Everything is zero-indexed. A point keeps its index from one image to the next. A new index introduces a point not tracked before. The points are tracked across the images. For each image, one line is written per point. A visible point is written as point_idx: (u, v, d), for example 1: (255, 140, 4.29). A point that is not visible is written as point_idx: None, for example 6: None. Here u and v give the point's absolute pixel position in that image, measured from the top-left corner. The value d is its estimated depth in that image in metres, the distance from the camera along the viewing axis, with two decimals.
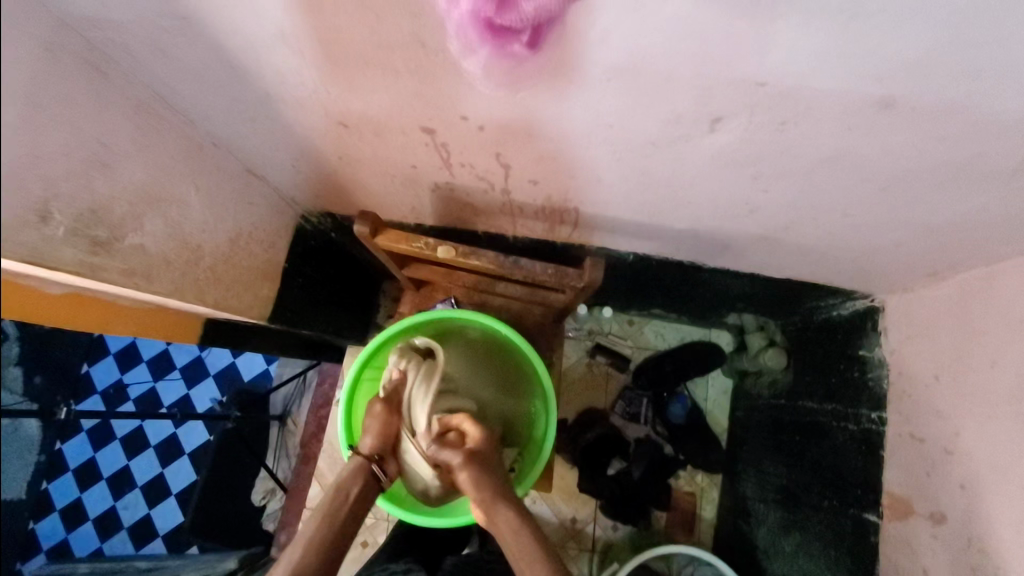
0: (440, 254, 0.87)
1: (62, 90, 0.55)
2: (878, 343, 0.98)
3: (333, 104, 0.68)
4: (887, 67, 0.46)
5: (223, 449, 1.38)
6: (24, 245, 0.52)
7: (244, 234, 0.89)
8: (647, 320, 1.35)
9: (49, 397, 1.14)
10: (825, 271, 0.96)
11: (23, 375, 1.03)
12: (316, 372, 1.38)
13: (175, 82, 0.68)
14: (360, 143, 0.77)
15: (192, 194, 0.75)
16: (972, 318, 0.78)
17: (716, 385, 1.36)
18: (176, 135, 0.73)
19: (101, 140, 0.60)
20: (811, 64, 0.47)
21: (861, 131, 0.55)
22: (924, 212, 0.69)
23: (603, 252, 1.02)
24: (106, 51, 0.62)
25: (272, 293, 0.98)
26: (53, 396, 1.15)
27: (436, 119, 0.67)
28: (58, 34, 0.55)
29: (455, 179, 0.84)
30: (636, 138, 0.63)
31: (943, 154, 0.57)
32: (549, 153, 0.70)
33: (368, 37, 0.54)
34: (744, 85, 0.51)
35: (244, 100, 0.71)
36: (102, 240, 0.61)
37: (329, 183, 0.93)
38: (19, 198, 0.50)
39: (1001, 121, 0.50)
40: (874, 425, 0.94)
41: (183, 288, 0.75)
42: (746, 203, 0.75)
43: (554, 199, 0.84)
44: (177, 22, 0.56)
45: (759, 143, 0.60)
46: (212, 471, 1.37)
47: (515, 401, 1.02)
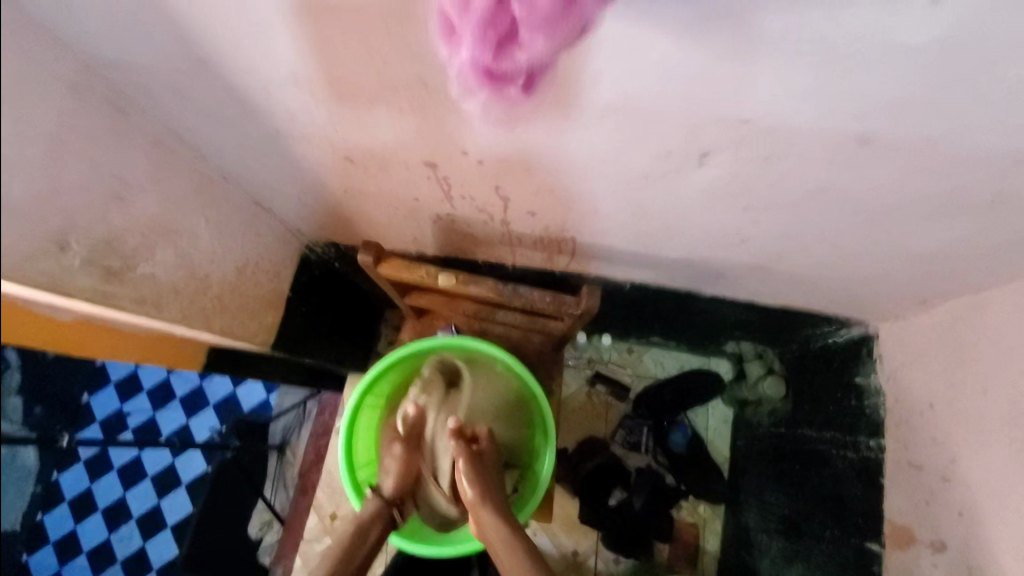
0: (441, 283, 0.89)
1: (83, 129, 0.59)
2: (873, 370, 0.99)
3: (341, 140, 0.71)
4: (859, 107, 0.49)
5: (220, 479, 1.27)
6: (42, 273, 0.54)
7: (251, 263, 0.91)
8: (647, 348, 1.34)
9: (52, 429, 0.90)
10: (819, 299, 0.98)
11: (23, 406, 0.79)
12: (315, 403, 1.39)
13: (191, 120, 0.72)
14: (366, 177, 0.81)
15: (201, 225, 0.78)
16: (962, 345, 0.80)
17: (716, 414, 1.33)
18: (189, 169, 0.76)
19: (118, 176, 0.63)
20: (788, 104, 0.50)
21: (842, 166, 0.58)
22: (910, 242, 0.71)
23: (600, 280, 1.04)
24: (127, 92, 0.66)
25: (276, 322, 1.00)
26: (58, 429, 0.91)
27: (438, 153, 0.70)
28: (81, 78, 0.60)
29: (456, 211, 0.87)
30: (630, 172, 0.66)
31: (922, 188, 0.59)
32: (547, 185, 0.73)
33: (374, 78, 0.57)
34: (727, 123, 0.54)
35: (256, 137, 0.75)
36: (114, 269, 0.63)
37: (335, 215, 0.96)
38: (39, 229, 0.53)
39: (972, 157, 0.53)
40: (873, 453, 0.94)
41: (190, 316, 0.77)
42: (739, 234, 0.78)
43: (552, 229, 0.87)
44: (195, 65, 0.60)
45: (746, 176, 0.63)
46: (208, 504, 1.24)
47: (516, 427, 1.04)
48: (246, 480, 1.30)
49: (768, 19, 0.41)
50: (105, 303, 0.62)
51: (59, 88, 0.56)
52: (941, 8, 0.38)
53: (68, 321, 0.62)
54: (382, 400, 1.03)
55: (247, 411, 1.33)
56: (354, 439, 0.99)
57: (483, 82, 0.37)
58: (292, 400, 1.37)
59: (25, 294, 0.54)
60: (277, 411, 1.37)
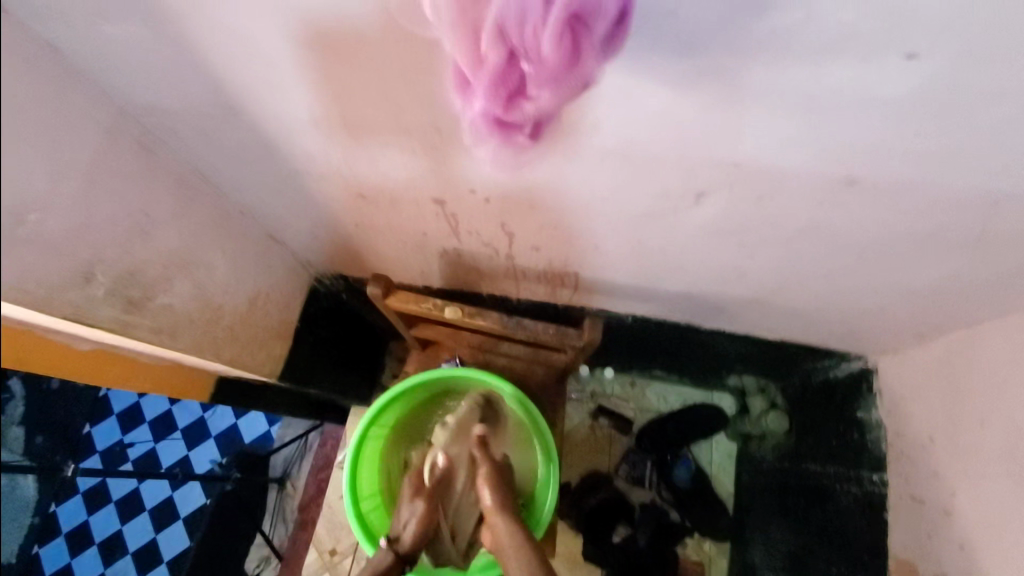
0: (447, 314, 0.91)
1: (114, 167, 0.62)
2: (875, 404, 1.00)
3: (355, 178, 0.75)
4: (845, 151, 0.52)
5: (218, 515, 1.23)
6: (69, 303, 0.57)
7: (263, 295, 0.94)
8: (649, 382, 1.35)
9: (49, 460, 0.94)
10: (817, 333, 1.00)
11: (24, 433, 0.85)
12: (317, 435, 1.38)
13: (214, 159, 0.76)
14: (377, 213, 0.84)
15: (218, 258, 0.81)
16: (960, 379, 0.81)
17: (720, 448, 1.32)
18: (209, 205, 0.80)
19: (144, 212, 0.66)
20: (777, 149, 0.53)
21: (830, 206, 0.61)
22: (902, 277, 0.74)
23: (603, 314, 1.07)
24: (156, 133, 0.70)
25: (283, 352, 1.02)
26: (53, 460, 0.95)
27: (447, 192, 0.74)
28: (115, 120, 0.64)
29: (463, 245, 0.90)
30: (630, 210, 0.69)
31: (909, 227, 0.62)
32: (551, 222, 0.76)
33: (389, 123, 0.61)
34: (720, 166, 0.57)
35: (274, 175, 0.78)
36: (135, 299, 0.65)
37: (345, 248, 0.99)
38: (67, 262, 0.56)
39: (954, 198, 0.55)
40: (877, 487, 0.96)
41: (203, 346, 0.79)
42: (736, 269, 0.80)
43: (556, 263, 0.89)
44: (223, 109, 0.64)
45: (740, 215, 0.66)
46: (206, 539, 1.19)
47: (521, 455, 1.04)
48: (246, 513, 1.27)
49: (755, 73, 0.44)
50: (125, 333, 0.64)
51: (94, 130, 0.60)
52: (916, 63, 0.41)
53: (86, 349, 0.66)
54: (386, 430, 1.03)
55: (248, 442, 1.37)
56: (358, 469, 0.98)
57: (493, 130, 0.40)
58: (293, 432, 1.39)
59: (40, 321, 0.57)
60: (277, 442, 1.38)
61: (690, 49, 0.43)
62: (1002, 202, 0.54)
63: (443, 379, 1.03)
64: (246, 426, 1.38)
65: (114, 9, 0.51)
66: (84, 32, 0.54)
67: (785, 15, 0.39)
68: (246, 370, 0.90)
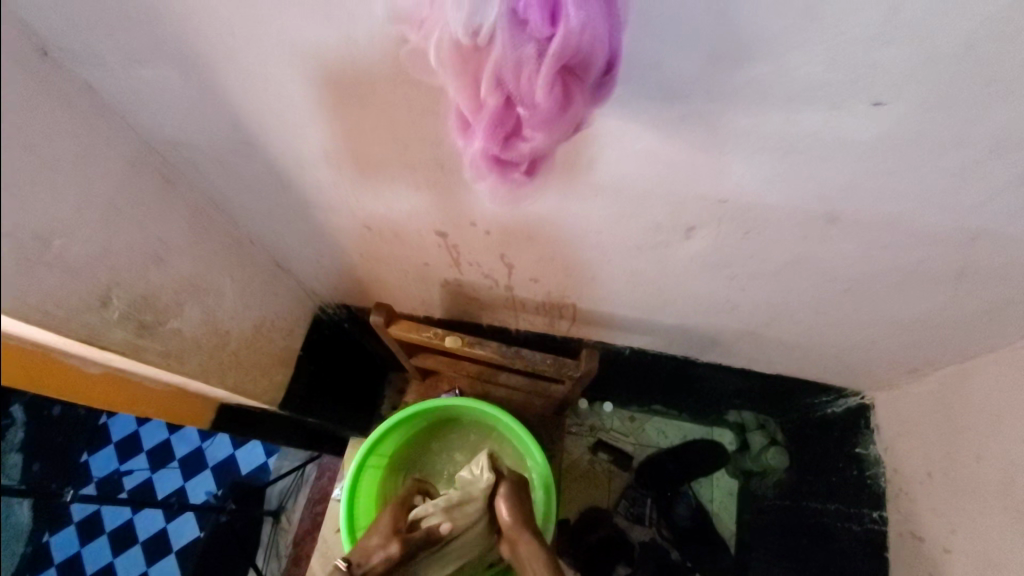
0: (447, 343, 0.93)
1: (135, 197, 0.66)
2: (872, 440, 1.01)
3: (362, 210, 0.79)
4: (823, 190, 0.55)
5: (212, 547, 1.19)
6: (84, 326, 0.59)
7: (268, 321, 0.96)
8: (649, 417, 1.35)
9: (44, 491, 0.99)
10: (812, 367, 1.01)
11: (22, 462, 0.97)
12: (313, 467, 1.37)
13: (229, 191, 0.80)
14: (382, 244, 0.87)
15: (227, 285, 0.84)
16: (953, 413, 0.82)
17: (721, 485, 1.30)
18: (221, 234, 0.84)
19: (161, 239, 0.70)
20: (760, 186, 0.56)
21: (815, 240, 0.64)
22: (889, 312, 0.76)
23: (600, 344, 1.08)
24: (176, 165, 0.74)
25: (284, 379, 1.03)
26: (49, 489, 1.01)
27: (450, 224, 0.77)
28: (139, 153, 0.68)
29: (464, 276, 0.93)
30: (624, 244, 0.72)
31: (892, 262, 0.65)
32: (548, 254, 0.79)
33: (396, 159, 0.65)
34: (709, 201, 0.60)
35: (284, 206, 0.82)
36: (147, 323, 0.68)
37: (350, 277, 1.01)
38: (86, 286, 0.59)
39: (931, 235, 0.58)
40: (878, 525, 0.97)
41: (208, 370, 0.80)
42: (728, 302, 0.83)
43: (554, 294, 0.92)
44: (241, 144, 0.69)
45: (729, 249, 0.69)
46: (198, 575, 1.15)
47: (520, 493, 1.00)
48: (238, 546, 1.23)
49: (736, 117, 0.48)
50: (134, 355, 0.66)
51: (120, 163, 0.64)
52: (884, 109, 0.45)
53: (94, 373, 0.68)
54: (385, 460, 1.04)
55: (244, 473, 1.32)
56: (355, 499, 0.98)
57: (492, 167, 0.44)
58: (291, 464, 1.35)
59: (53, 342, 0.60)
60: (274, 474, 1.34)
61: (673, 96, 0.46)
62: (978, 238, 0.57)
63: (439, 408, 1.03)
64: (245, 457, 1.32)
65: (147, 53, 0.55)
66: (119, 73, 0.59)
67: (760, 66, 0.42)
68: (249, 395, 0.92)
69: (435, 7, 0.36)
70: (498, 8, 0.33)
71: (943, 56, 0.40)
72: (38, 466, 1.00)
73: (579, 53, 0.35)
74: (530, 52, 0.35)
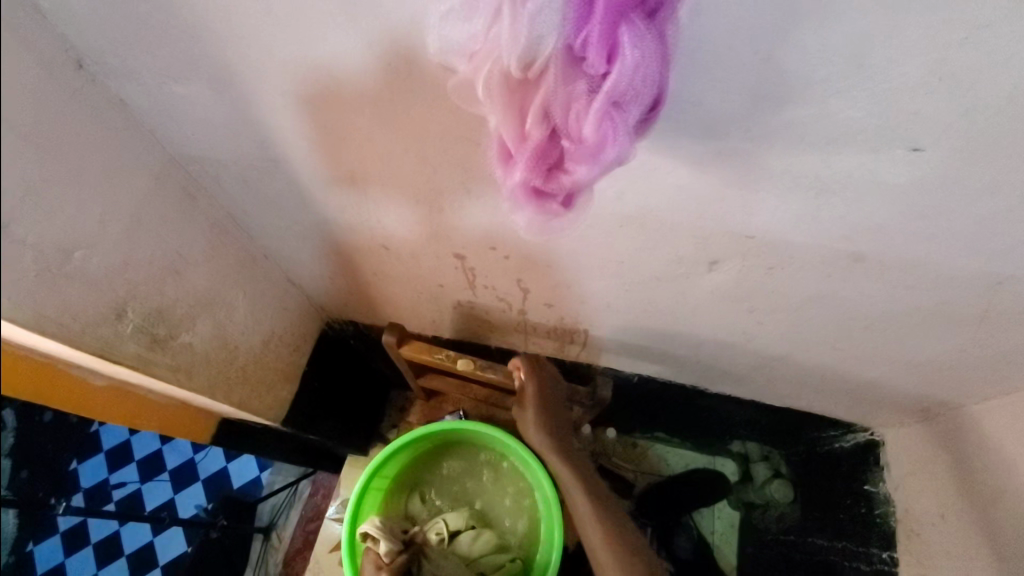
0: (459, 365, 0.92)
1: (157, 210, 0.66)
2: (882, 478, 1.02)
3: (381, 231, 0.78)
4: (851, 229, 0.55)
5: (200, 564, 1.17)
6: (99, 339, 0.58)
7: (277, 336, 0.95)
8: (651, 444, 1.31)
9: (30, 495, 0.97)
10: (825, 401, 1.00)
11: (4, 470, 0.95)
12: (307, 484, 1.35)
13: (249, 207, 0.79)
14: (397, 263, 0.87)
15: (239, 299, 0.83)
16: (968, 454, 0.82)
17: (722, 517, 1.24)
18: (237, 248, 0.83)
19: (179, 252, 0.69)
20: (790, 224, 0.56)
21: (836, 278, 0.63)
22: (909, 350, 0.75)
23: (610, 371, 1.07)
24: (199, 180, 0.74)
25: (289, 395, 1.01)
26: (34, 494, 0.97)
27: (469, 247, 0.76)
28: (165, 167, 0.68)
29: (477, 299, 0.92)
30: (644, 274, 0.72)
31: (914, 302, 0.64)
32: (564, 281, 0.79)
33: (421, 182, 0.65)
34: (735, 236, 0.60)
35: (302, 223, 0.82)
36: (160, 337, 0.67)
37: (360, 295, 1.00)
38: (101, 299, 0.58)
39: (957, 277, 0.58)
40: (887, 565, 0.99)
41: (216, 386, 0.78)
42: (744, 333, 0.82)
43: (566, 320, 0.91)
44: (267, 162, 0.69)
45: (751, 284, 0.68)
46: None
47: (517, 499, 1.02)
48: (226, 561, 1.21)
49: (773, 155, 0.48)
50: (146, 370, 0.65)
51: (145, 176, 0.64)
52: (922, 153, 0.45)
53: (100, 385, 0.66)
54: (386, 482, 1.02)
55: (236, 487, 1.28)
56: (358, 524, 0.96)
57: (530, 198, 0.43)
58: (285, 480, 1.33)
59: (57, 352, 0.58)
60: (266, 490, 1.32)
61: (711, 132, 0.46)
62: (1003, 284, 0.57)
63: (443, 432, 1.02)
64: (239, 470, 1.28)
65: (182, 70, 0.56)
66: (151, 87, 0.59)
67: (801, 108, 0.43)
68: (253, 413, 0.89)
69: (488, 40, 0.37)
70: (554, 43, 0.34)
71: (986, 106, 0.40)
72: (24, 474, 0.99)
73: (629, 93, 0.35)
74: (581, 89, 0.35)
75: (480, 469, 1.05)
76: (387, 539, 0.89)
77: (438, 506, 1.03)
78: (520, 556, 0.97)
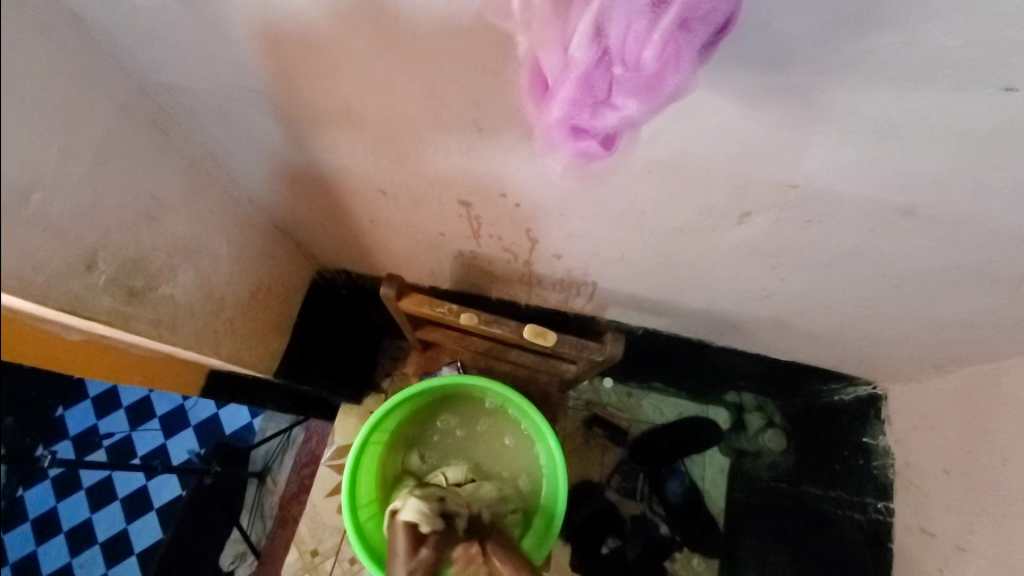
0: (462, 320, 0.86)
1: (127, 148, 0.58)
2: (882, 431, 1.02)
3: (381, 175, 0.71)
4: (906, 181, 0.50)
5: (194, 505, 1.16)
6: (67, 293, 0.52)
7: (265, 286, 0.89)
8: (645, 393, 1.31)
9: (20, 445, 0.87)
10: (832, 357, 0.99)
11: None
12: (300, 429, 1.25)
13: (230, 145, 0.71)
14: (396, 211, 0.80)
15: (223, 248, 0.76)
16: (980, 412, 0.81)
17: (713, 463, 1.27)
18: (219, 192, 0.76)
19: (154, 196, 0.62)
20: (840, 173, 0.51)
21: (880, 233, 0.59)
22: (934, 308, 0.72)
23: (615, 324, 1.03)
24: (173, 114, 0.66)
25: (281, 347, 0.96)
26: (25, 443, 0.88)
27: (477, 193, 0.70)
28: (133, 98, 0.60)
29: (481, 249, 0.86)
30: (666, 226, 0.66)
31: (957, 259, 0.60)
32: (578, 231, 0.73)
33: (426, 121, 0.58)
34: (776, 186, 0.55)
35: (291, 164, 0.74)
36: (137, 289, 0.60)
37: (355, 243, 0.94)
38: (67, 250, 0.51)
39: (1012, 234, 0.54)
40: (882, 515, 1.00)
41: (203, 340, 0.73)
42: (763, 289, 0.78)
43: (575, 272, 0.86)
44: (250, 93, 0.60)
45: (782, 237, 0.64)
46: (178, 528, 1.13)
47: (517, 454, 1.02)
48: (220, 505, 1.16)
49: (839, 95, 0.42)
50: (124, 326, 0.59)
51: (108, 107, 0.56)
52: (1016, 94, 0.39)
53: (74, 339, 0.59)
54: (386, 436, 0.99)
55: (229, 433, 1.24)
56: (355, 479, 0.92)
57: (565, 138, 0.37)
58: (276, 428, 1.26)
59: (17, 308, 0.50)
60: (259, 437, 1.26)
61: (776, 64, 0.40)
62: None
63: (442, 388, 0.99)
64: (229, 416, 1.25)
65: None
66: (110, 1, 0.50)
67: (889, 36, 0.36)
68: (242, 365, 0.84)
69: None
70: None
71: None
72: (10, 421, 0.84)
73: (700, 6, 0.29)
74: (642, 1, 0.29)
75: (480, 424, 1.03)
76: (433, 525, 0.82)
77: (438, 461, 1.02)
78: (521, 510, 0.97)
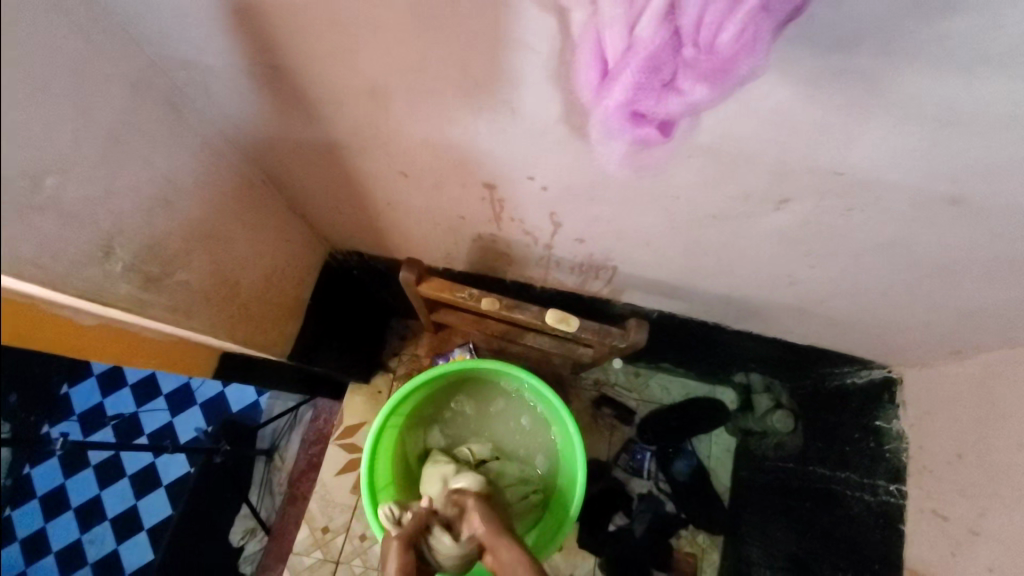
0: (483, 304, 0.85)
1: (140, 126, 0.55)
2: (896, 415, 1.02)
3: (401, 155, 0.69)
4: (957, 169, 0.48)
5: (205, 483, 1.16)
6: (85, 281, 0.50)
7: (281, 269, 0.87)
8: (654, 372, 1.31)
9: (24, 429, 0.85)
10: (850, 342, 0.98)
11: None
12: (308, 408, 1.25)
13: (245, 124, 0.69)
14: (415, 193, 0.78)
15: (239, 231, 0.74)
16: (997, 399, 0.81)
17: (718, 443, 1.27)
18: (234, 172, 0.73)
19: (168, 177, 0.59)
20: (887, 161, 0.49)
21: (920, 222, 0.57)
22: (963, 297, 0.71)
23: (631, 308, 1.02)
24: (185, 91, 0.63)
25: (296, 330, 0.94)
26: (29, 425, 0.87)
27: (502, 175, 0.67)
28: (145, 74, 0.57)
29: (501, 232, 0.84)
30: (698, 211, 0.65)
31: (995, 249, 0.59)
32: (604, 215, 0.71)
33: (453, 100, 0.55)
34: (821, 173, 0.53)
35: (308, 144, 0.71)
36: (153, 275, 0.58)
37: (371, 225, 0.92)
38: (84, 236, 0.49)
39: None
40: (893, 498, 0.99)
41: (219, 324, 0.71)
42: (789, 276, 0.77)
43: (595, 256, 0.85)
44: (267, 70, 0.58)
45: (819, 224, 0.62)
46: (190, 505, 1.14)
47: (534, 434, 1.02)
48: (231, 482, 1.18)
49: (904, 78, 0.40)
50: (141, 313, 0.57)
51: (120, 85, 0.53)
52: None
53: (90, 323, 0.55)
54: (402, 419, 0.98)
55: (236, 411, 1.24)
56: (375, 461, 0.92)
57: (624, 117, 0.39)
58: (284, 405, 1.26)
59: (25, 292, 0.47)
60: (267, 415, 1.26)
61: (842, 44, 0.38)
62: None
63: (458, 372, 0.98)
64: (236, 396, 1.24)
65: None
66: None
67: (965, 18, 0.34)
68: (258, 348, 0.82)
69: None
70: None
71: None
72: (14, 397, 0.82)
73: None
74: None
75: (496, 405, 1.03)
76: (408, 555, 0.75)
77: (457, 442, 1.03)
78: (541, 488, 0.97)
